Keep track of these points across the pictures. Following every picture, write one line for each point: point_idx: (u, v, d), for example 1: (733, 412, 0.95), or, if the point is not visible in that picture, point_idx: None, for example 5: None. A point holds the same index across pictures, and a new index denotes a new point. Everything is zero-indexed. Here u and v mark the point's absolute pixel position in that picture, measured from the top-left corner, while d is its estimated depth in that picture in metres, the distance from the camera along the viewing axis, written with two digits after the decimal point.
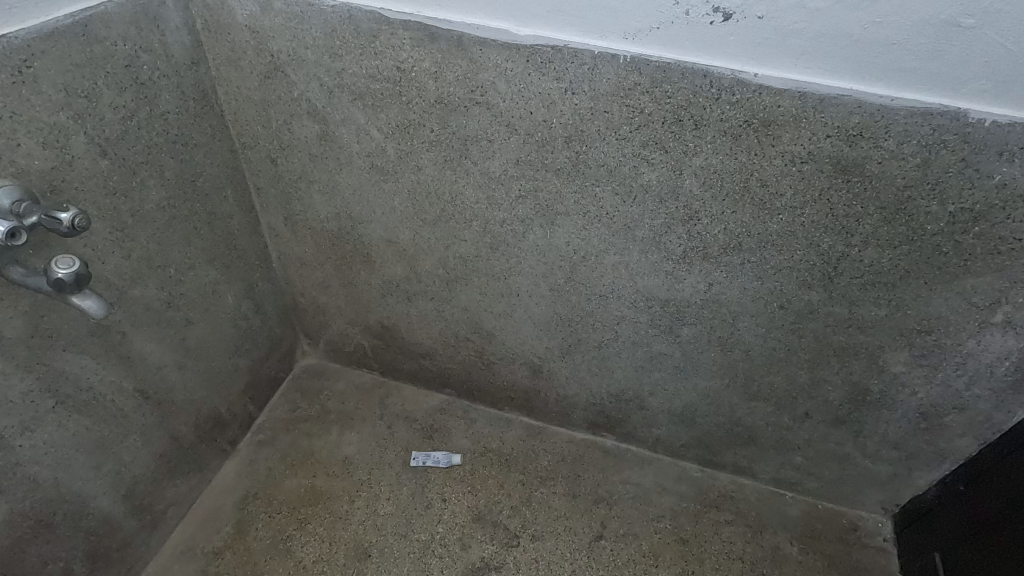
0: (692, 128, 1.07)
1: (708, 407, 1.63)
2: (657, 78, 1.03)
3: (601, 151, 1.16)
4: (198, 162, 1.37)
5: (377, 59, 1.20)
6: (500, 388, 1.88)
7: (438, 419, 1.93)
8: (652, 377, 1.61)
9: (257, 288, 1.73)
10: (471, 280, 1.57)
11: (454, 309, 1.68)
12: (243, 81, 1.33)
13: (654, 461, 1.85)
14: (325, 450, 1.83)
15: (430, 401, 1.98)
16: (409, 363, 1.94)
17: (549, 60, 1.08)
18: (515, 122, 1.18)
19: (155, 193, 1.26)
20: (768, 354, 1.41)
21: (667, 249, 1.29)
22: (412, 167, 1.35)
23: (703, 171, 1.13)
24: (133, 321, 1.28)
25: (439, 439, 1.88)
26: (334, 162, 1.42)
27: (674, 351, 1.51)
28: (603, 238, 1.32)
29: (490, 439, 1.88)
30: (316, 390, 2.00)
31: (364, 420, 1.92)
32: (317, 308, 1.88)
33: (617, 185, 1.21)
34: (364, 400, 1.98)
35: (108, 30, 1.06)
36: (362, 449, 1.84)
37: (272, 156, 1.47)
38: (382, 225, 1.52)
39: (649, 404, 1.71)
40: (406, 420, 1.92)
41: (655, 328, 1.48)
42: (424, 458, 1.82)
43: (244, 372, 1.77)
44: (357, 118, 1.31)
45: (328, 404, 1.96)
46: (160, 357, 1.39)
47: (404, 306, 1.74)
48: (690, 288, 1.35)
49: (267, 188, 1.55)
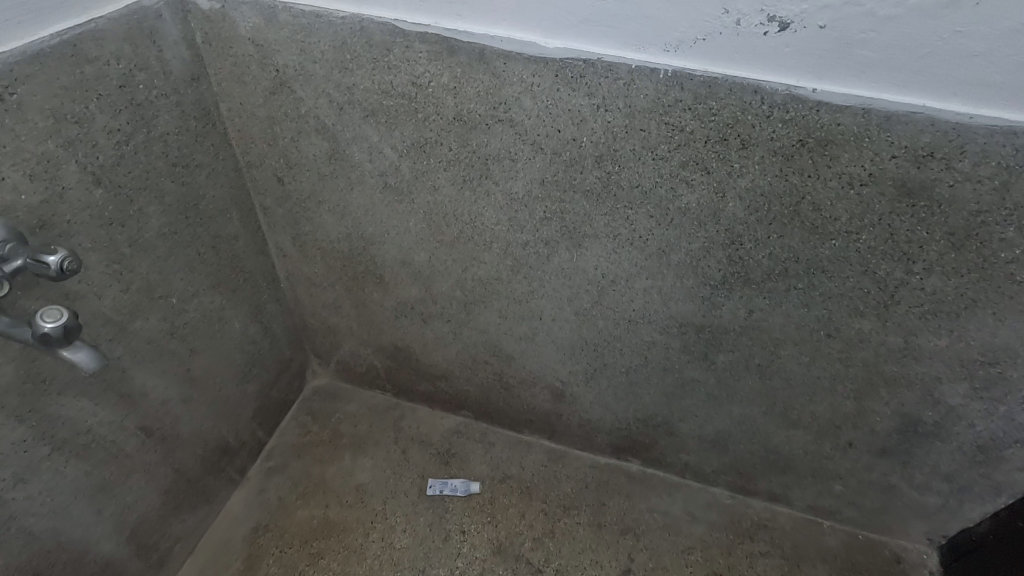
0: (738, 148, 0.98)
1: (743, 435, 1.54)
2: (701, 94, 0.93)
3: (635, 171, 1.07)
4: (201, 184, 1.28)
5: (390, 74, 1.11)
6: (519, 411, 1.80)
7: (454, 443, 1.85)
8: (683, 403, 1.52)
9: (266, 310, 1.65)
10: (490, 304, 1.48)
11: (472, 332, 1.59)
12: (247, 98, 1.25)
13: (682, 487, 1.76)
14: (337, 477, 1.75)
15: (446, 423, 1.90)
16: (424, 385, 1.86)
17: (581, 75, 0.98)
18: (541, 141, 1.09)
19: (155, 221, 1.18)
20: (811, 382, 1.32)
21: (705, 274, 1.19)
22: (429, 187, 1.26)
23: (747, 194, 1.03)
24: (134, 356, 1.21)
25: (456, 465, 1.79)
26: (344, 182, 1.34)
27: (707, 378, 1.42)
28: (634, 263, 1.23)
29: (510, 465, 1.80)
30: (328, 413, 1.92)
31: (378, 445, 1.84)
32: (328, 328, 1.79)
33: (652, 207, 1.12)
34: (378, 423, 1.90)
35: (100, 49, 0.98)
36: (376, 477, 1.76)
37: (278, 175, 1.39)
38: (396, 246, 1.44)
39: (678, 429, 1.61)
40: (421, 445, 1.84)
41: (688, 355, 1.38)
42: (441, 485, 1.74)
43: (253, 397, 1.69)
44: (370, 136, 1.22)
45: (340, 428, 1.88)
46: (163, 391, 1.31)
47: (418, 329, 1.65)
48: (728, 314, 1.25)
49: (274, 208, 1.47)
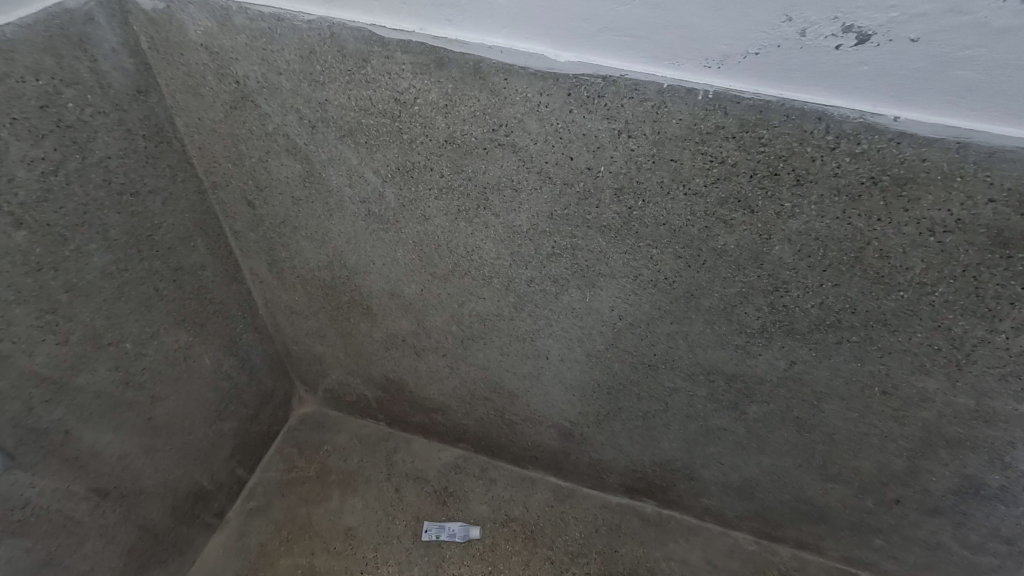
0: (791, 185, 0.80)
1: (772, 484, 1.38)
2: (749, 120, 0.75)
3: (662, 207, 0.89)
4: (156, 211, 1.11)
5: (369, 88, 0.92)
6: (522, 447, 1.64)
7: (452, 480, 1.70)
8: (706, 450, 1.36)
9: (243, 342, 1.49)
10: (490, 341, 1.31)
11: (470, 368, 1.42)
12: (205, 112, 1.07)
13: (702, 532, 1.60)
14: (324, 520, 1.60)
15: (443, 457, 1.75)
16: (419, 416, 1.70)
17: (599, 95, 0.80)
18: (549, 170, 0.91)
19: (99, 259, 1.01)
20: (856, 438, 1.15)
21: (741, 321, 1.02)
22: (418, 216, 1.09)
23: (798, 237, 0.85)
24: (80, 414, 1.05)
25: (455, 506, 1.64)
26: (321, 207, 1.16)
27: (736, 428, 1.26)
28: (657, 305, 1.06)
29: (513, 506, 1.65)
30: (315, 445, 1.77)
31: (369, 482, 1.69)
32: (313, 357, 1.64)
33: (680, 247, 0.94)
34: (369, 456, 1.75)
35: (10, 64, 0.81)
36: (367, 520, 1.61)
37: (248, 198, 1.21)
38: (383, 277, 1.27)
39: (699, 475, 1.45)
40: (416, 482, 1.69)
41: (714, 403, 1.22)
42: (438, 530, 1.59)
43: (230, 435, 1.54)
44: (349, 158, 1.04)
45: (328, 462, 1.73)
46: (119, 446, 1.16)
47: (410, 362, 1.49)
48: (765, 363, 1.08)
49: (246, 232, 1.30)
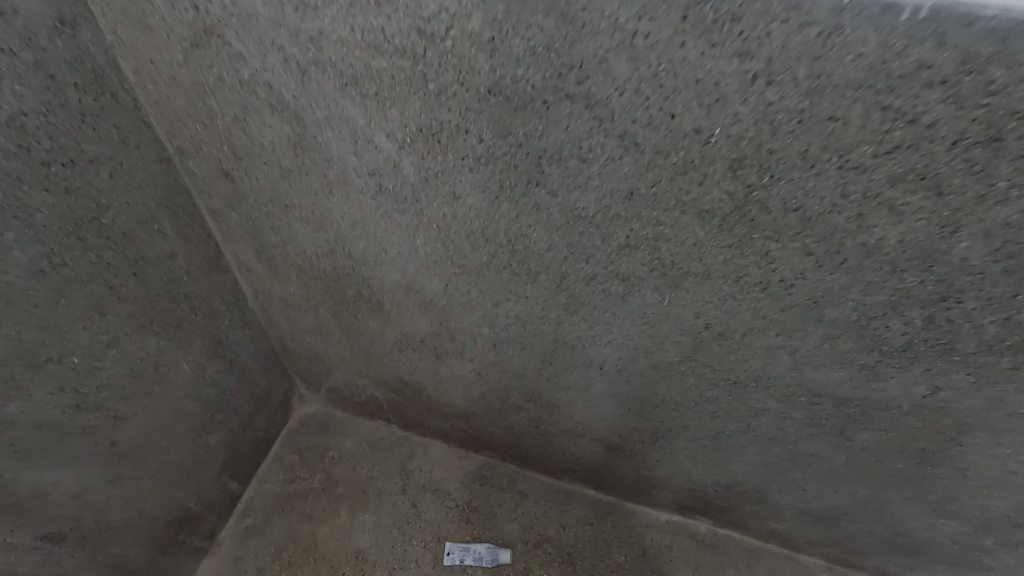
0: (1018, 155, 0.53)
1: (863, 514, 1.15)
2: (977, 54, 0.48)
3: (798, 186, 0.63)
4: (102, 187, 0.85)
5: (382, 16, 0.65)
6: (558, 459, 1.41)
7: (476, 494, 1.48)
8: (787, 475, 1.12)
9: (232, 340, 1.25)
10: (529, 346, 1.07)
11: (502, 375, 1.18)
12: (159, 54, 0.80)
13: (765, 556, 1.39)
14: (331, 541, 1.39)
15: (465, 466, 1.53)
16: (437, 421, 1.47)
17: (732, 18, 0.53)
18: (637, 132, 0.65)
19: (23, 254, 0.76)
20: (997, 477, 0.91)
21: (877, 336, 0.77)
22: (445, 195, 0.83)
23: (1004, 230, 0.59)
24: (12, 450, 0.82)
25: (480, 524, 1.43)
26: (318, 182, 0.90)
27: (833, 455, 1.02)
28: (761, 313, 0.81)
29: (546, 524, 1.43)
30: (319, 451, 1.55)
31: (381, 495, 1.47)
32: (315, 354, 1.40)
33: (812, 241, 0.68)
34: (381, 465, 1.53)
35: None
36: (380, 541, 1.39)
37: (225, 170, 0.95)
38: (398, 268, 1.01)
39: (772, 499, 1.23)
40: (435, 495, 1.47)
41: (812, 429, 0.98)
42: (461, 553, 1.38)
43: (221, 447, 1.32)
44: (353, 118, 0.78)
45: (335, 472, 1.51)
46: (74, 480, 0.94)
47: (428, 364, 1.25)
48: (897, 388, 0.83)
49: (226, 211, 1.04)
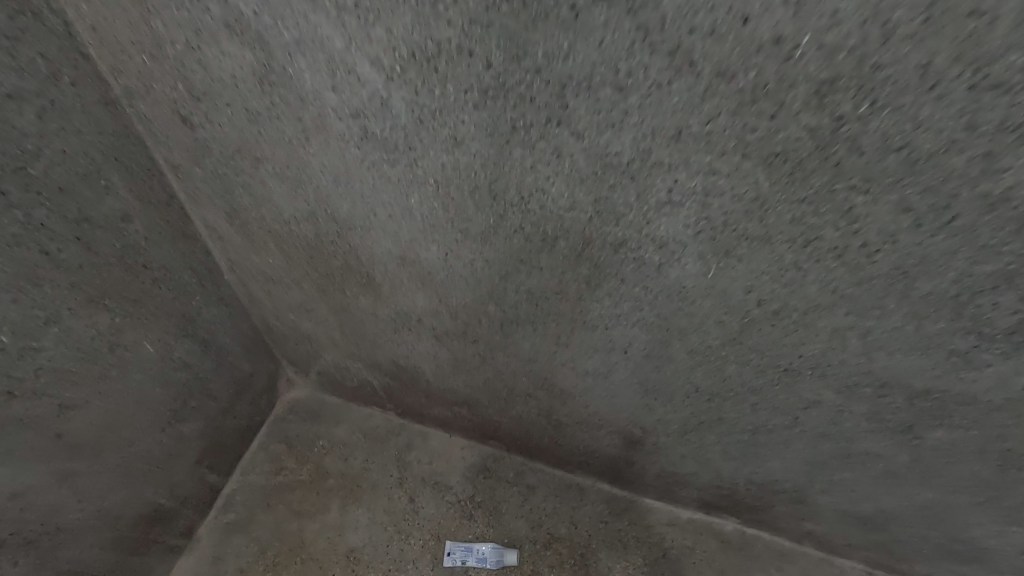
0: None
1: (919, 519, 1.01)
2: None
3: (907, 116, 0.48)
4: (28, 131, 0.70)
5: None
6: (570, 452, 1.28)
7: (480, 488, 1.35)
8: (834, 475, 0.99)
9: (205, 318, 1.11)
10: (542, 325, 0.92)
11: (509, 358, 1.04)
12: None
13: (798, 559, 1.25)
14: (321, 539, 1.26)
15: (468, 457, 1.40)
16: (437, 409, 1.34)
17: None
18: (693, 46, 0.50)
19: None
20: None
21: (978, 317, 0.62)
22: (445, 140, 0.68)
23: None
24: None
25: (484, 521, 1.30)
26: (293, 128, 0.75)
27: (894, 455, 0.88)
28: (830, 287, 0.66)
29: (556, 522, 1.30)
30: (308, 439, 1.42)
31: (376, 489, 1.34)
32: (301, 335, 1.26)
33: (914, 193, 0.53)
34: (376, 455, 1.40)
35: None
36: (374, 539, 1.27)
37: (183, 115, 0.80)
38: (389, 234, 0.87)
39: (812, 500, 1.09)
40: (434, 489, 1.35)
41: (873, 425, 0.83)
42: (463, 553, 1.25)
43: (197, 436, 1.18)
44: (329, 41, 0.62)
45: (325, 463, 1.38)
46: (11, 479, 0.81)
47: (426, 347, 1.11)
48: (991, 380, 0.68)
49: (190, 167, 0.90)
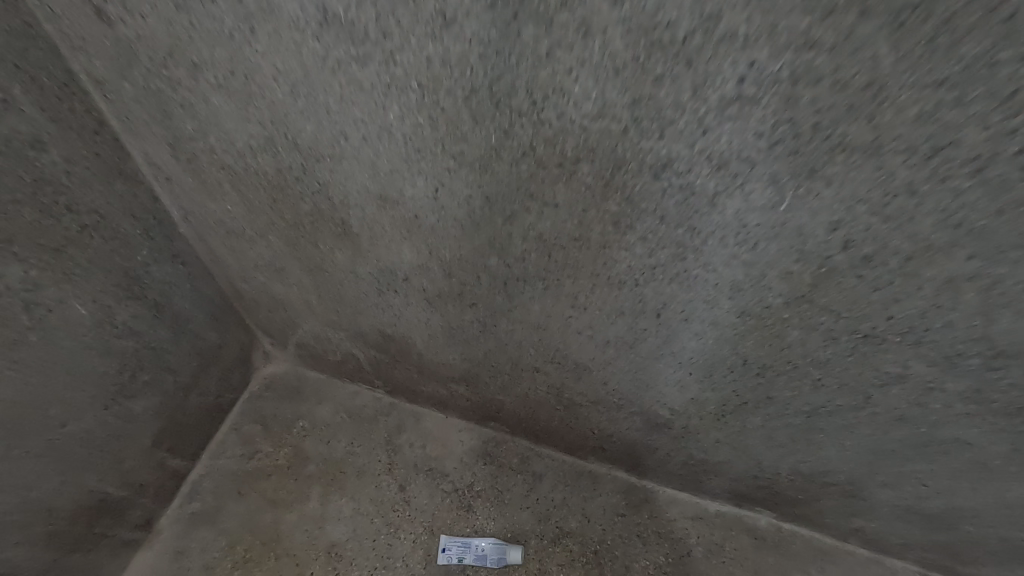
0: None
1: (1002, 521, 0.84)
2: None
3: None
4: None
5: None
6: (583, 436, 1.12)
7: (479, 475, 1.19)
8: (903, 467, 0.82)
9: (156, 277, 0.94)
10: (555, 283, 0.75)
11: (514, 325, 0.87)
12: None
13: (842, 560, 1.09)
14: (298, 532, 1.11)
15: (466, 441, 1.24)
16: (431, 386, 1.18)
17: None
18: None
19: None
20: None
21: None
22: (430, 22, 0.51)
23: None
24: None
25: (484, 513, 1.14)
26: (234, 17, 0.58)
27: (990, 445, 0.71)
28: (952, 220, 0.48)
29: (566, 514, 1.14)
30: (287, 420, 1.26)
31: (362, 476, 1.18)
32: (273, 300, 1.09)
33: None
34: (363, 438, 1.24)
35: None
36: (359, 533, 1.11)
37: (97, 6, 0.62)
38: (366, 167, 0.69)
39: (869, 495, 0.93)
40: (428, 477, 1.19)
41: (972, 408, 0.66)
42: (460, 550, 1.10)
43: (151, 416, 1.02)
44: None
45: (305, 446, 1.22)
46: None
47: (416, 312, 0.95)
48: None
49: (119, 83, 0.72)
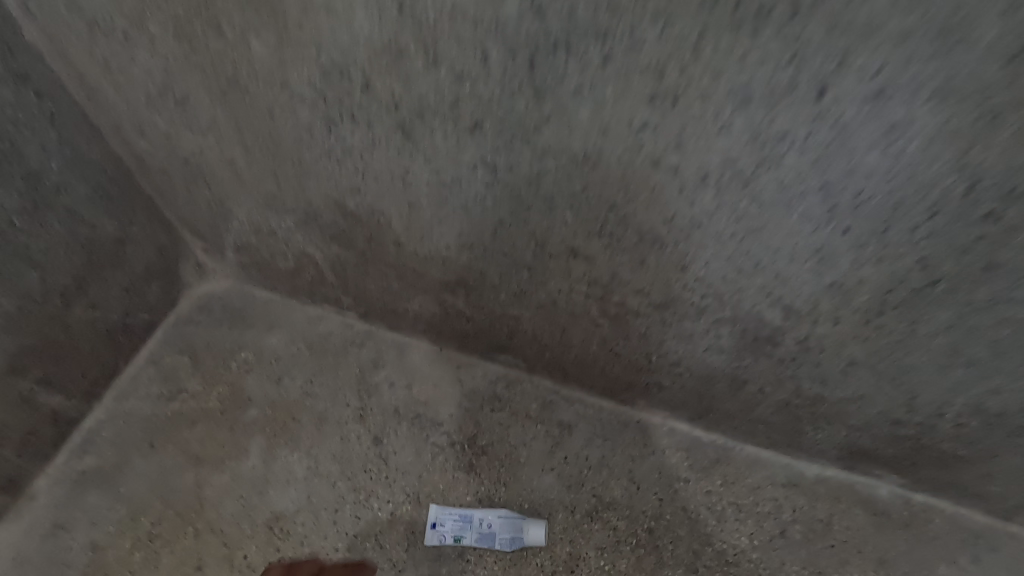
0: None
1: None
2: None
3: None
4: None
5: None
6: (634, 367, 0.78)
7: (485, 425, 0.86)
8: None
9: None
10: (626, 38, 0.41)
11: (544, 163, 0.54)
12: None
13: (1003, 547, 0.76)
14: (229, 500, 0.79)
15: (466, 380, 0.91)
16: (418, 301, 0.84)
17: None
18: None
19: None
20: None
21: None
22: None
23: None
24: None
25: (491, 477, 0.82)
26: None
27: None
28: None
29: (607, 479, 0.82)
30: (223, 351, 0.92)
31: (322, 426, 0.86)
32: (189, 167, 0.76)
33: None
34: (326, 375, 0.91)
35: None
36: (315, 503, 0.79)
37: None
38: None
39: None
40: (413, 427, 0.86)
41: None
42: (458, 525, 0.77)
43: (1, 328, 0.69)
44: None
45: (246, 385, 0.89)
46: None
47: (388, 158, 0.61)
48: None
49: None
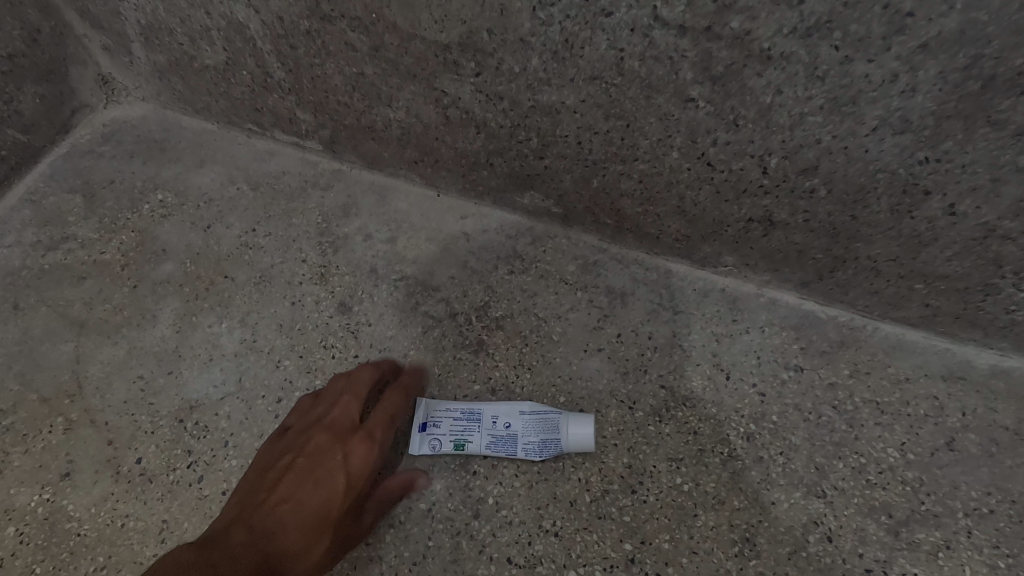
0: None
1: None
2: None
3: None
4: None
5: None
6: (735, 188, 0.50)
7: (501, 291, 0.59)
8: None
9: None
10: None
11: None
12: None
13: None
14: (123, 383, 0.54)
15: (474, 233, 0.62)
16: (404, 100, 0.56)
17: None
18: None
19: None
20: None
21: None
22: None
23: None
24: None
25: (511, 359, 0.56)
26: None
27: None
28: None
29: (680, 366, 0.55)
30: (130, 191, 0.65)
31: (265, 288, 0.59)
32: None
33: None
34: (273, 225, 0.63)
35: None
36: (248, 390, 0.53)
37: None
38: None
39: None
40: (398, 292, 0.59)
41: None
42: (462, 422, 0.51)
43: None
44: None
45: (159, 233, 0.62)
46: None
47: None
48: None
49: None
